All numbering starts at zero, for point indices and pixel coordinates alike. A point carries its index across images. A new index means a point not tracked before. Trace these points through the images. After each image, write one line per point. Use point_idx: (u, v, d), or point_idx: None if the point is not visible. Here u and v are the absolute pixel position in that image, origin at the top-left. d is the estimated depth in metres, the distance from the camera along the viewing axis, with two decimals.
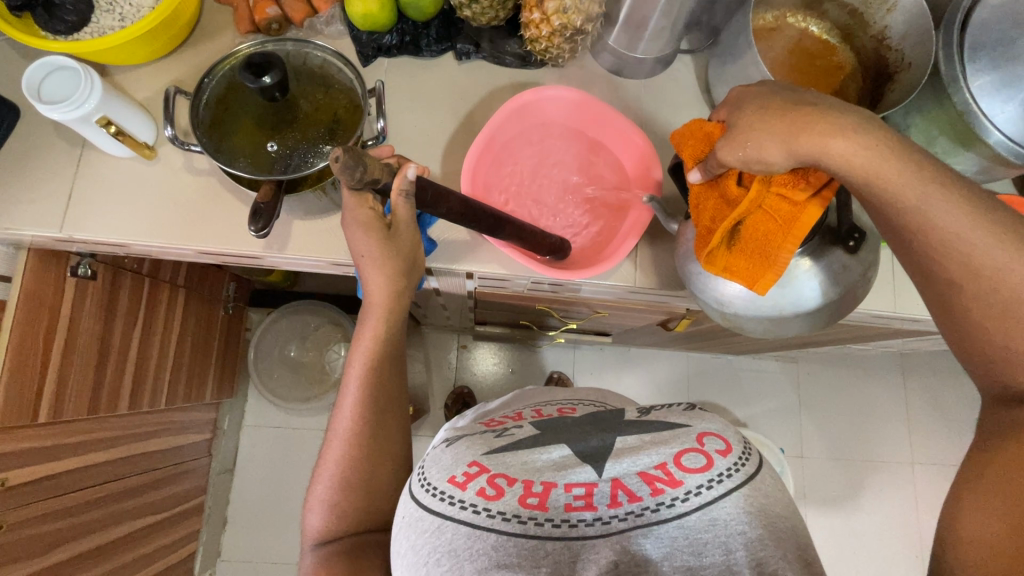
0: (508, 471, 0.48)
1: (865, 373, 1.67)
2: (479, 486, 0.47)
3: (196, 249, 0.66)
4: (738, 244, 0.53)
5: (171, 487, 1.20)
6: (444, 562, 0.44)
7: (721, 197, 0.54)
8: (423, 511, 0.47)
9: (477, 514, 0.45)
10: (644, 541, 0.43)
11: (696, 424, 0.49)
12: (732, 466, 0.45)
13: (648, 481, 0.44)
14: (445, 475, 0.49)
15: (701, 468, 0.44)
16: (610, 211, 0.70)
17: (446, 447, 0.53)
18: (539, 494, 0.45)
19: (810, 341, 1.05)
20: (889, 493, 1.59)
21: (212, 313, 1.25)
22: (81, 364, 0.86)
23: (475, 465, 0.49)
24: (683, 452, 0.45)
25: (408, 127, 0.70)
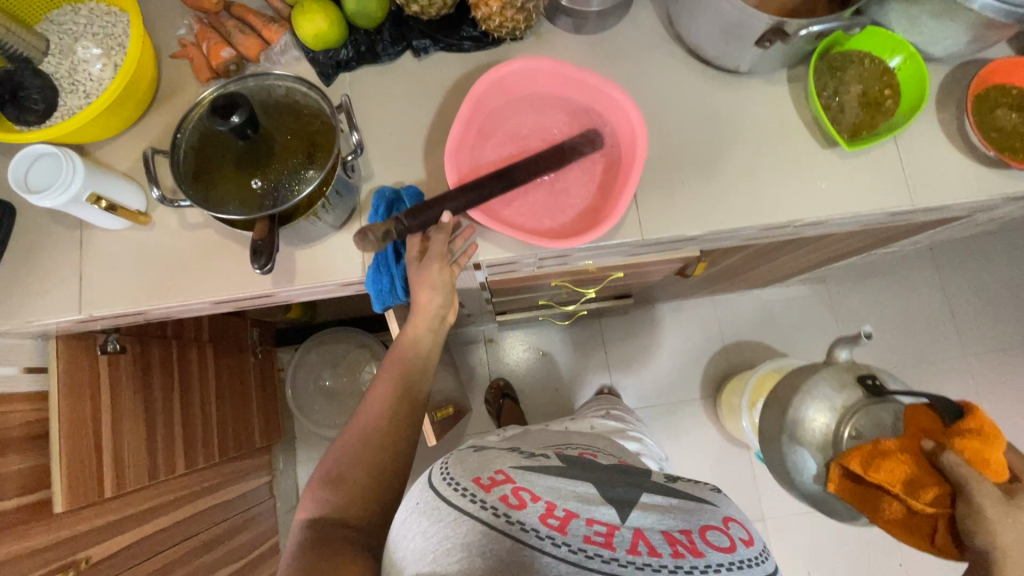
0: (532, 489, 0.51)
1: (898, 278, 1.64)
2: (503, 492, 0.50)
3: (209, 300, 0.68)
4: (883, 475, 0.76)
5: (247, 533, 1.24)
6: (456, 555, 0.46)
7: (917, 477, 0.74)
8: (442, 501, 0.50)
9: (493, 514, 0.47)
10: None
11: (721, 508, 0.56)
12: (751, 558, 0.50)
13: (670, 542, 0.48)
14: (470, 478, 0.52)
15: (722, 548, 0.49)
16: (600, 176, 0.67)
17: (472, 456, 0.57)
18: (559, 518, 0.48)
19: (831, 256, 1.03)
20: (946, 392, 1.58)
21: (242, 362, 1.28)
22: (133, 435, 0.89)
23: (501, 476, 0.53)
24: (708, 529, 0.51)
25: (385, 136, 0.70)
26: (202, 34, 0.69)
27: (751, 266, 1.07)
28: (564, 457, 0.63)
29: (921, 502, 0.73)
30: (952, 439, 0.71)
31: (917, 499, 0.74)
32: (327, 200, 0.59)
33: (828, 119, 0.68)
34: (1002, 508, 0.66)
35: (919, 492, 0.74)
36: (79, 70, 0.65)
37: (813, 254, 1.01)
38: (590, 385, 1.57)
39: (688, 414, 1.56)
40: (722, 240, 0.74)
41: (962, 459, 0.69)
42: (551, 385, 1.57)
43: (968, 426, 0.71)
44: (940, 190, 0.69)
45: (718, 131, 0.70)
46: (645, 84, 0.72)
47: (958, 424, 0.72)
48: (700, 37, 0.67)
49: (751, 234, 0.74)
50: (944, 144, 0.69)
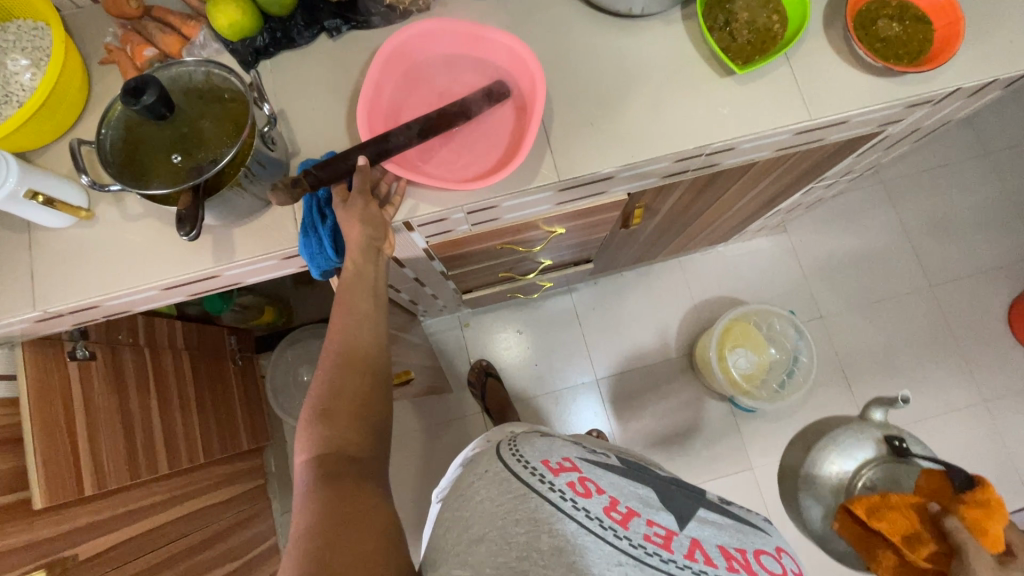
0: (597, 482, 0.57)
1: (856, 218, 1.68)
2: (570, 478, 0.56)
3: (157, 285, 0.71)
4: (887, 516, 0.99)
5: (245, 533, 1.27)
6: (522, 525, 0.51)
7: (910, 526, 0.97)
8: (513, 475, 0.57)
9: (563, 496, 0.53)
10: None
11: (773, 538, 0.61)
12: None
13: (726, 557, 0.53)
14: (541, 462, 0.59)
15: (775, 572, 0.53)
16: (513, 114, 0.71)
17: (540, 444, 0.64)
18: (621, 513, 0.54)
19: (767, 192, 1.07)
20: (916, 326, 1.62)
21: (222, 368, 1.32)
22: (110, 437, 0.92)
23: (568, 463, 0.59)
24: (762, 553, 0.56)
25: (307, 113, 0.74)
26: (125, 38, 0.73)
27: (694, 213, 1.11)
28: (622, 461, 0.69)
29: (918, 555, 0.94)
30: (969, 509, 0.91)
31: (915, 553, 0.95)
32: (250, 169, 0.63)
33: (720, 48, 0.72)
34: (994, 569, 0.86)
35: (916, 546, 0.95)
36: (11, 82, 0.69)
37: (748, 194, 1.05)
38: (568, 358, 1.61)
39: (667, 373, 1.59)
40: (639, 177, 0.78)
41: (963, 525, 0.89)
42: (530, 362, 1.61)
43: (977, 497, 0.91)
44: (834, 103, 0.73)
45: (622, 74, 0.74)
46: (547, 37, 0.76)
47: (975, 496, 0.92)
48: None
49: (665, 168, 0.78)
50: (835, 62, 0.73)
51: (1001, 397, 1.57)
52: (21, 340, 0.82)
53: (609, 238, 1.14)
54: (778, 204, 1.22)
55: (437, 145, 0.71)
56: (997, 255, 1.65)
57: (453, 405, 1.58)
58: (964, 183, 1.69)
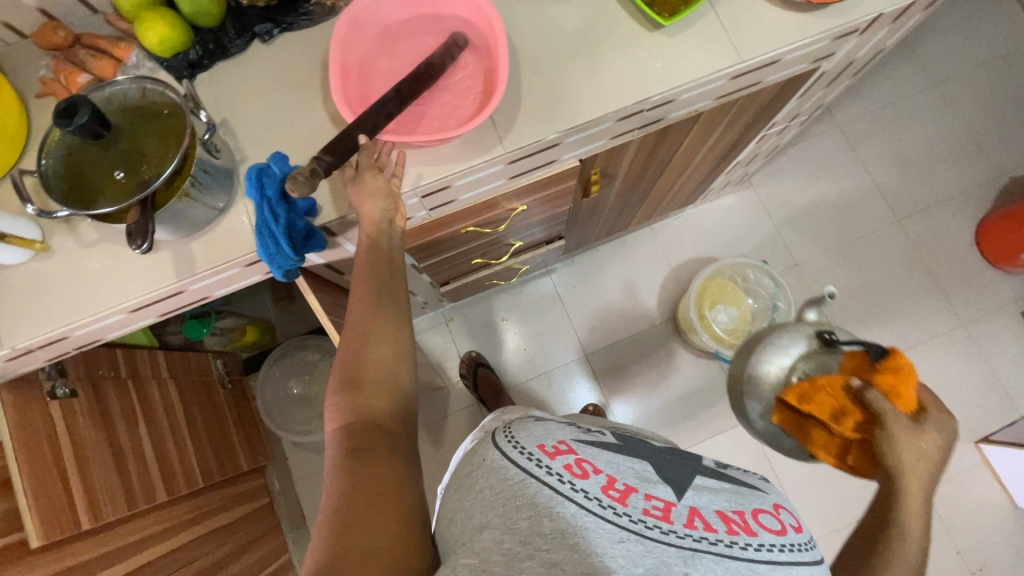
0: (594, 461, 0.54)
1: (818, 164, 1.71)
2: (567, 460, 0.53)
3: (123, 308, 0.71)
4: (808, 402, 0.75)
5: (258, 551, 1.28)
6: (522, 513, 0.48)
7: (836, 414, 0.72)
8: (509, 462, 0.53)
9: (562, 480, 0.50)
10: (712, 567, 0.47)
11: (772, 494, 0.58)
12: (801, 541, 0.52)
13: (725, 520, 0.51)
14: (536, 446, 0.55)
15: (774, 530, 0.52)
16: (480, 66, 0.73)
17: (536, 426, 0.61)
18: (619, 491, 0.51)
19: (721, 143, 1.09)
20: (890, 261, 1.65)
21: (211, 393, 1.32)
22: (102, 470, 0.93)
23: (564, 445, 0.56)
24: (759, 512, 0.54)
25: (251, 118, 0.75)
26: (58, 68, 0.73)
27: (652, 174, 1.13)
28: (618, 435, 0.66)
29: (842, 427, 0.70)
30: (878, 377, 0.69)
31: (840, 426, 0.70)
32: (196, 179, 0.64)
33: (645, 3, 0.73)
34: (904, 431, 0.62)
35: (843, 419, 0.71)
36: None
37: (702, 147, 1.07)
38: (556, 338, 1.63)
39: (654, 340, 1.61)
40: (589, 139, 0.80)
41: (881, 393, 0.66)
42: (520, 347, 1.62)
43: (887, 364, 0.69)
44: (762, 42, 0.74)
45: (558, 43, 0.75)
46: None
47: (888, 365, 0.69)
48: None
49: (611, 128, 0.79)
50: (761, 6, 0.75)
51: (980, 318, 1.60)
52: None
53: (575, 211, 1.16)
54: (736, 155, 1.24)
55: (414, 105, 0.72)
56: (958, 181, 1.68)
57: (449, 400, 1.59)
58: (916, 114, 1.73)
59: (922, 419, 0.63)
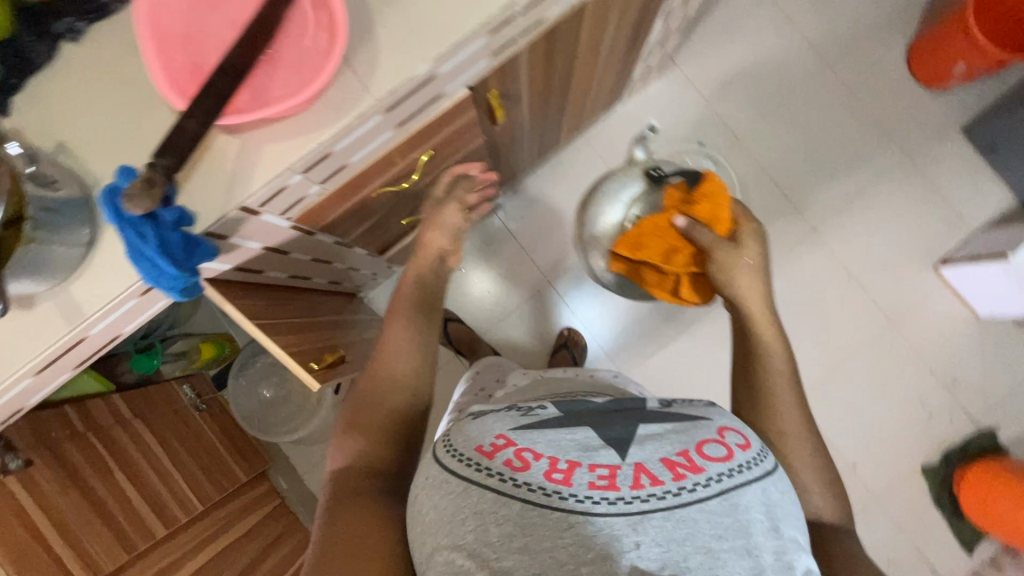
0: (535, 446, 0.52)
1: (737, 26, 1.61)
2: (508, 455, 0.51)
3: (26, 372, 0.66)
4: (637, 247, 1.01)
5: (282, 550, 1.32)
6: (470, 522, 0.48)
7: (659, 248, 0.97)
8: (449, 474, 0.52)
9: (506, 480, 0.49)
10: (661, 525, 0.46)
11: (715, 417, 0.56)
12: (748, 460, 0.52)
13: (670, 466, 0.50)
14: (475, 447, 0.53)
15: (719, 458, 0.51)
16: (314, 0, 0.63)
17: (476, 420, 0.57)
18: (563, 471, 0.49)
19: (621, 30, 1.01)
20: (826, 110, 1.61)
21: (186, 419, 1.29)
22: (86, 527, 0.92)
23: (502, 437, 0.53)
24: (703, 443, 0.52)
25: (86, 134, 0.66)
26: None
27: (559, 83, 1.05)
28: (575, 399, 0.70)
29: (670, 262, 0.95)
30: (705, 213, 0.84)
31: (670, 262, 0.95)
32: (38, 213, 0.58)
33: None
34: (730, 248, 0.77)
35: (673, 256, 0.95)
36: None
37: (603, 41, 1.00)
38: (518, 274, 1.60)
39: None
40: (468, 63, 0.72)
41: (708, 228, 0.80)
42: (483, 291, 1.60)
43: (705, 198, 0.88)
44: None
45: None
46: None
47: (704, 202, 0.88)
48: None
49: (489, 45, 0.72)
50: None
51: (921, 145, 1.59)
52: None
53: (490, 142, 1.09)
54: (645, 40, 1.16)
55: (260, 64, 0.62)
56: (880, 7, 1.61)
57: None
58: None
59: (739, 237, 0.79)
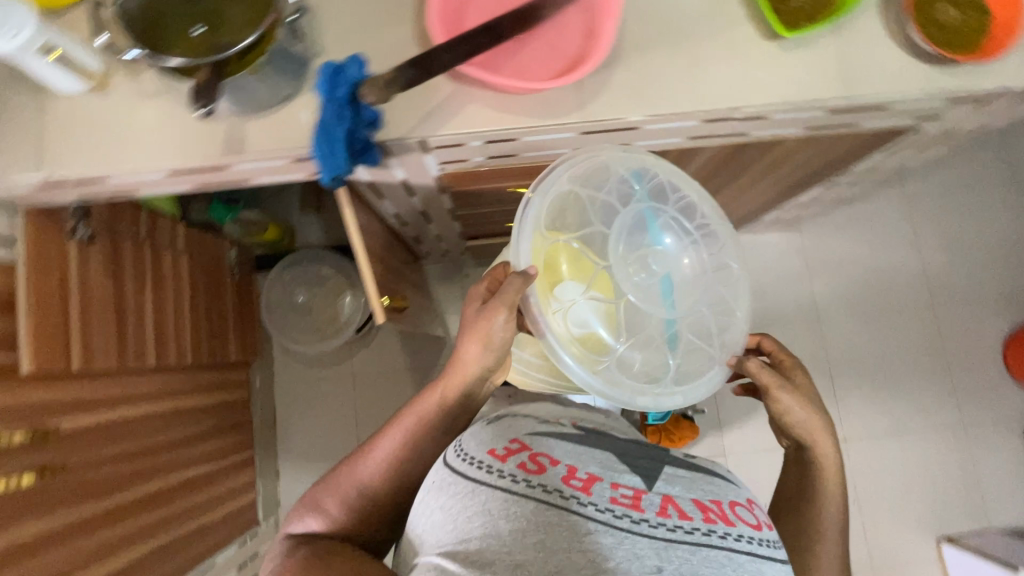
0: (547, 453, 0.66)
1: (871, 223, 1.61)
2: (519, 460, 0.65)
3: (164, 170, 0.71)
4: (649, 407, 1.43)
5: (220, 441, 1.31)
6: (474, 518, 0.61)
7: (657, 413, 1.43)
8: (464, 473, 0.64)
9: (512, 479, 0.62)
10: (645, 545, 0.59)
11: (742, 488, 0.72)
12: (763, 539, 0.64)
13: (701, 509, 0.64)
14: (486, 451, 0.66)
15: (748, 520, 0.65)
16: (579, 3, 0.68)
17: (482, 427, 0.71)
18: (579, 481, 0.63)
19: (790, 174, 1.02)
20: (911, 337, 1.58)
21: (217, 281, 1.33)
22: (102, 328, 0.93)
23: (515, 442, 0.67)
24: (736, 504, 0.67)
25: (339, 18, 0.70)
26: None
27: (716, 178, 1.03)
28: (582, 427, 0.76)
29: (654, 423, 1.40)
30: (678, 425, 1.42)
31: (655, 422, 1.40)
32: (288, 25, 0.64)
33: (772, 9, 0.68)
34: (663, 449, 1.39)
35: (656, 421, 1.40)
36: None
37: (768, 169, 0.99)
38: None
39: None
40: (664, 134, 0.76)
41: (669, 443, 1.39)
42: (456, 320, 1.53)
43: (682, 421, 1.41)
44: (870, 82, 0.70)
45: (667, 15, 0.70)
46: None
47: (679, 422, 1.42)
48: None
49: (690, 129, 0.76)
50: (883, 37, 0.70)
51: (981, 425, 1.54)
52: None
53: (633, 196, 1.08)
54: (813, 186, 1.13)
55: (508, 39, 0.65)
56: (1004, 282, 1.59)
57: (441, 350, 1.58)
58: (986, 202, 1.61)
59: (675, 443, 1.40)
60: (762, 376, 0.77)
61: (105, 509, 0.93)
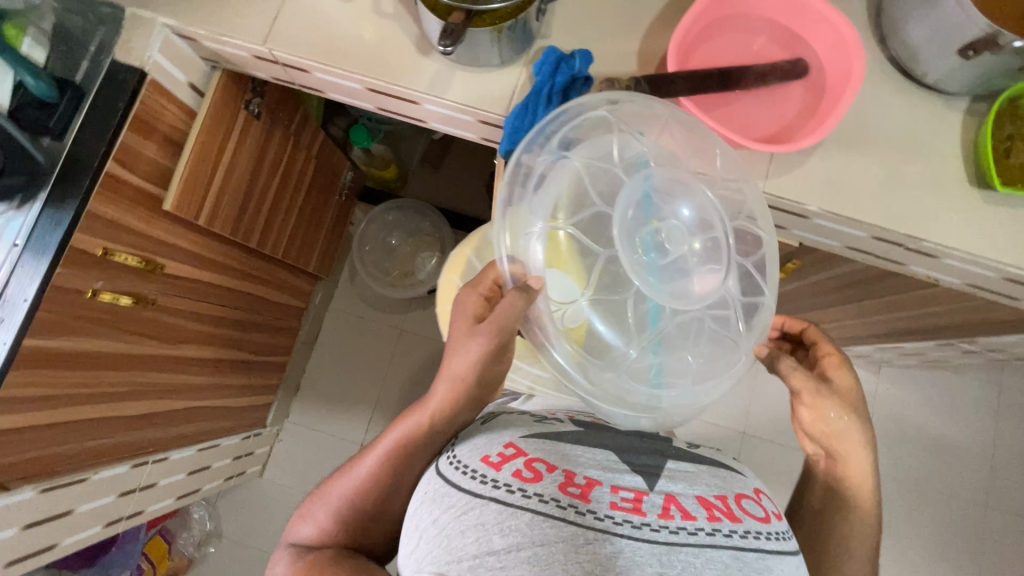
0: (543, 458, 0.56)
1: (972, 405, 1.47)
2: (515, 467, 0.55)
3: (366, 82, 0.75)
4: None
5: (269, 338, 1.35)
6: (468, 536, 0.51)
7: None
8: (453, 486, 0.55)
9: (507, 492, 0.52)
10: (650, 553, 0.50)
11: (750, 478, 0.62)
12: (773, 532, 0.55)
13: (704, 506, 0.54)
14: (480, 459, 0.57)
15: (756, 514, 0.56)
16: (802, 92, 0.69)
17: (476, 434, 0.62)
18: (579, 486, 0.53)
19: (924, 321, 0.96)
20: (973, 541, 1.41)
21: (329, 195, 1.37)
22: (233, 197, 0.98)
23: (510, 448, 0.58)
24: (743, 498, 0.57)
25: (577, 12, 0.73)
26: None
27: (845, 291, 0.99)
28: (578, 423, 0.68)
29: None
30: None
31: None
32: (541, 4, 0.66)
33: (991, 161, 0.66)
34: None
35: None
36: None
37: (907, 307, 0.94)
38: None
39: None
40: (828, 234, 0.75)
41: None
42: None
43: None
44: None
45: (882, 126, 0.70)
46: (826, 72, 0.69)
47: None
48: (907, 34, 0.67)
49: (856, 239, 0.74)
50: None
51: None
52: (151, 71, 0.77)
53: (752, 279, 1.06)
54: (935, 340, 1.07)
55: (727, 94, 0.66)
56: None
57: None
58: None
59: None
60: (796, 378, 0.66)
61: (166, 353, 0.98)
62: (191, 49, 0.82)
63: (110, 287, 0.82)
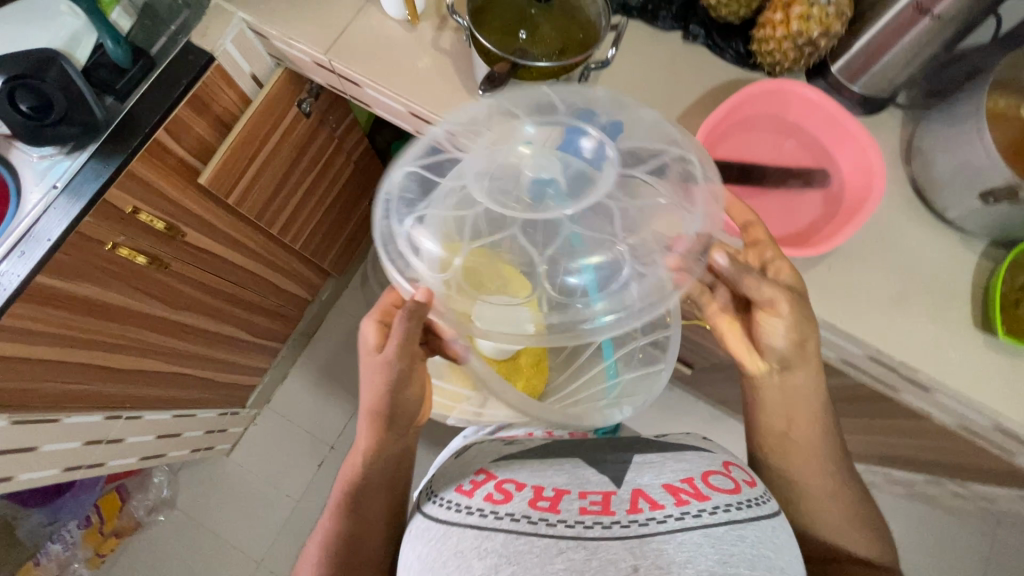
0: (513, 479, 0.63)
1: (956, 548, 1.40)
2: (486, 492, 0.61)
3: (410, 106, 0.79)
4: None
5: (269, 322, 1.38)
6: (450, 563, 0.56)
7: None
8: (439, 519, 0.61)
9: (482, 514, 0.59)
10: (621, 549, 0.54)
11: (720, 453, 0.67)
12: (753, 498, 0.59)
13: (672, 493, 0.59)
14: (456, 489, 0.64)
15: (724, 487, 0.59)
16: (820, 203, 0.70)
17: (455, 463, 0.71)
18: (546, 500, 0.59)
19: (913, 451, 0.94)
20: None
21: (360, 200, 1.41)
22: (265, 182, 1.02)
23: (482, 475, 0.65)
24: (711, 475, 0.61)
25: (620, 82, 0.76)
26: None
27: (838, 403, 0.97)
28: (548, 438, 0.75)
29: None
30: None
31: None
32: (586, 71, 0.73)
33: (998, 308, 0.65)
34: None
35: None
36: None
37: (898, 432, 0.91)
38: None
39: None
40: (824, 343, 0.74)
41: None
42: None
43: None
44: None
45: (894, 251, 0.71)
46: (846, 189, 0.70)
47: None
48: (934, 166, 0.68)
49: (852, 355, 0.73)
50: None
51: None
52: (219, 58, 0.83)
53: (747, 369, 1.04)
54: (923, 474, 1.03)
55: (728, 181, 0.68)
56: None
57: None
58: None
59: None
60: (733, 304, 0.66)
61: (166, 315, 1.01)
62: (261, 45, 0.88)
63: (130, 244, 0.86)
